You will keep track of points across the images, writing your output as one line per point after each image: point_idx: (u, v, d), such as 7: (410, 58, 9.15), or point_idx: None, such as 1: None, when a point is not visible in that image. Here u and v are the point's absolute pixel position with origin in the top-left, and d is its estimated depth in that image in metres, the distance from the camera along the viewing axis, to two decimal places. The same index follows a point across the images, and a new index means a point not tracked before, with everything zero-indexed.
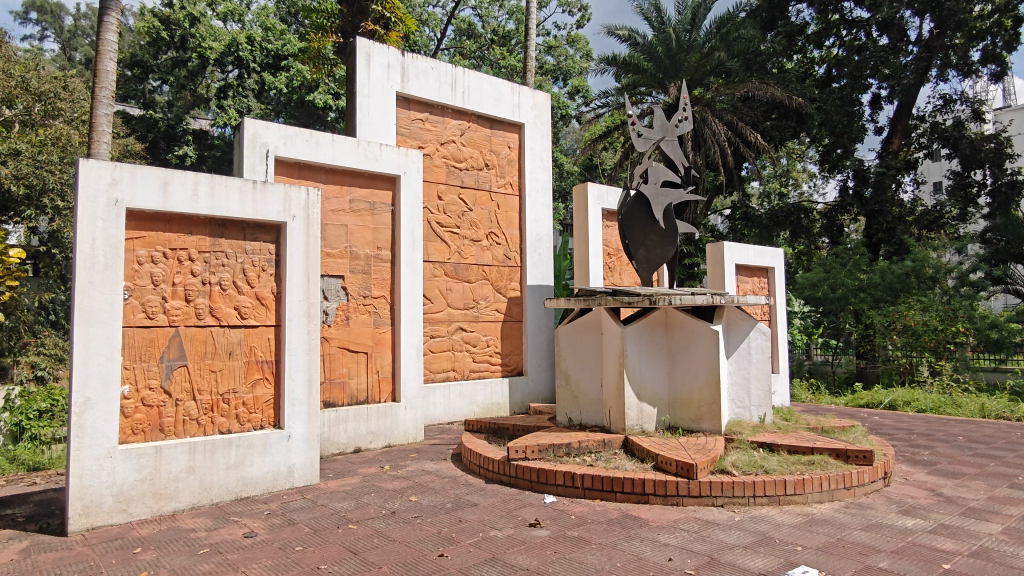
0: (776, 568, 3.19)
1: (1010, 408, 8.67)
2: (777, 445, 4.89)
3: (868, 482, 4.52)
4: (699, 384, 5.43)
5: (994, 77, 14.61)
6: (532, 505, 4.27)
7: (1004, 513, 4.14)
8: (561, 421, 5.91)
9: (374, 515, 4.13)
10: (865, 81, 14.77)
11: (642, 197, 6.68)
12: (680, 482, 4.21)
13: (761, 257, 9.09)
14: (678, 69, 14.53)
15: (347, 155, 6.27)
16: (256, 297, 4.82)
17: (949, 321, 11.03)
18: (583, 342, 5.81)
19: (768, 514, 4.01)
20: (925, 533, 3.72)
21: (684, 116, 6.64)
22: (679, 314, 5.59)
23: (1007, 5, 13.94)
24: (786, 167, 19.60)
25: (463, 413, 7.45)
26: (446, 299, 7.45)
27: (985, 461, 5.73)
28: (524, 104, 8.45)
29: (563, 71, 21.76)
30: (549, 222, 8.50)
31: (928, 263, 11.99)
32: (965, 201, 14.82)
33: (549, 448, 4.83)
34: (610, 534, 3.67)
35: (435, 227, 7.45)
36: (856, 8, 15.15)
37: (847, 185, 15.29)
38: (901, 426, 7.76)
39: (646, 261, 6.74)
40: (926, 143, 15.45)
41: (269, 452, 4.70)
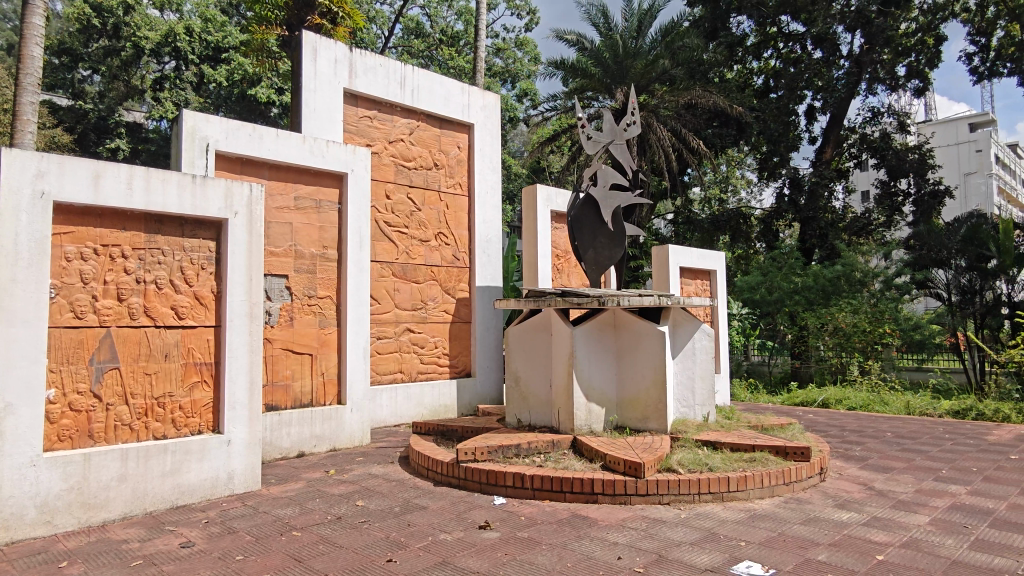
0: (721, 563, 3.26)
1: (933, 405, 9.13)
2: (720, 443, 5.01)
3: (805, 477, 4.68)
4: (646, 384, 5.51)
5: (918, 91, 15.45)
6: (482, 507, 4.24)
7: (930, 504, 4.36)
8: (510, 422, 5.90)
9: (319, 521, 4.02)
10: (800, 92, 15.34)
11: (591, 200, 6.74)
12: (628, 481, 4.25)
13: (703, 259, 9.33)
14: (625, 75, 14.77)
15: (292, 150, 6.10)
16: (194, 296, 4.63)
17: (876, 322, 11.55)
18: (532, 343, 5.80)
19: (713, 511, 4.11)
20: (860, 526, 3.88)
21: (632, 121, 6.73)
22: (626, 315, 5.66)
23: (929, 25, 14.82)
24: (726, 174, 20.22)
25: (410, 414, 7.35)
26: (393, 300, 7.34)
27: (911, 455, 6.03)
28: (474, 104, 8.41)
29: (511, 74, 21.84)
30: (498, 223, 8.47)
31: (857, 267, 12.65)
32: (891, 208, 15.61)
33: (499, 449, 4.81)
34: (560, 535, 3.68)
35: (383, 227, 7.33)
36: (792, 22, 15.72)
37: (783, 192, 15.81)
38: (834, 423, 8.10)
39: (594, 263, 6.80)
40: (856, 153, 16.18)
41: (207, 458, 4.51)
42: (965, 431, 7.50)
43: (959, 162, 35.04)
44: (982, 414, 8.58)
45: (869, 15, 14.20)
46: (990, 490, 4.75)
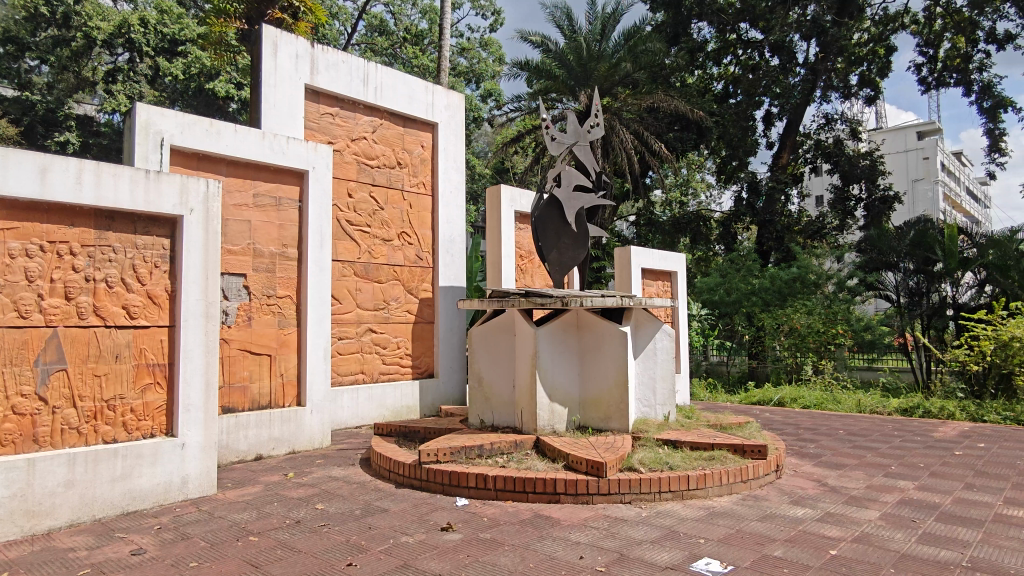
0: (681, 560, 3.30)
1: (882, 403, 9.44)
2: (680, 442, 5.09)
3: (762, 474, 4.79)
4: (608, 384, 5.56)
5: (869, 100, 15.98)
6: (444, 508, 4.21)
7: (880, 500, 4.50)
8: (473, 423, 5.87)
9: (277, 525, 3.93)
10: (758, 98, 15.70)
11: (555, 201, 6.76)
12: (590, 481, 4.28)
13: (664, 261, 9.46)
14: (589, 77, 14.92)
15: (250, 146, 5.95)
16: (147, 295, 4.48)
17: (829, 324, 11.89)
18: (495, 343, 5.79)
19: (673, 509, 4.16)
20: (815, 521, 3.98)
21: (595, 123, 6.78)
22: (589, 316, 5.69)
23: (880, 35, 15.33)
24: (686, 178, 20.58)
25: (371, 416, 7.26)
26: (355, 299, 7.24)
27: (862, 452, 6.21)
28: (438, 103, 8.36)
29: (476, 74, 21.82)
30: (462, 223, 8.43)
31: (811, 270, 12.94)
32: (844, 213, 16.12)
33: (461, 450, 4.79)
34: (522, 535, 3.68)
35: (345, 226, 7.23)
36: (750, 29, 16.07)
37: (742, 196, 16.17)
38: (790, 421, 8.30)
39: (557, 263, 6.83)
40: (811, 158, 16.63)
41: (160, 462, 4.38)
42: (913, 428, 7.78)
43: (908, 168, 36.42)
44: (928, 412, 8.91)
45: (824, 24, 14.49)
46: (937, 485, 4.93)
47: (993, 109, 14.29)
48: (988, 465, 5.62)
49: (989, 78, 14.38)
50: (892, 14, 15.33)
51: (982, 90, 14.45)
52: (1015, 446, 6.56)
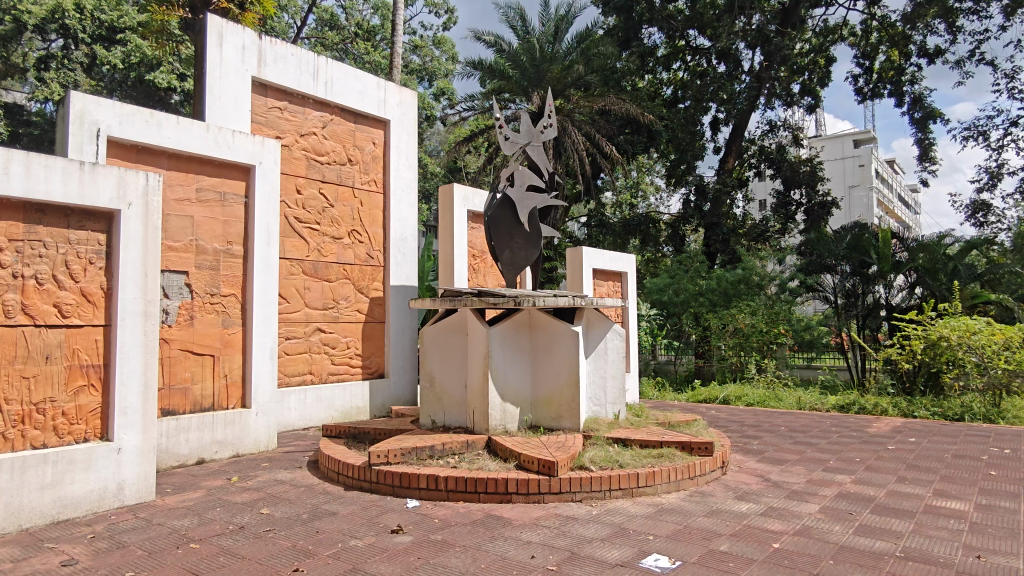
0: (630, 557, 3.34)
1: (820, 400, 9.83)
2: (630, 441, 5.17)
3: (708, 471, 4.89)
4: (560, 384, 5.59)
5: (810, 108, 16.58)
6: (394, 510, 4.15)
7: (819, 493, 4.66)
8: (424, 423, 5.81)
9: (220, 531, 3.80)
10: (706, 104, 16.06)
11: (508, 201, 6.77)
12: (541, 480, 4.29)
13: (615, 262, 9.58)
14: (541, 79, 15.03)
15: (194, 139, 5.73)
16: (80, 293, 4.27)
17: (772, 323, 12.37)
18: (447, 342, 5.74)
19: (622, 507, 4.22)
20: (758, 516, 4.09)
21: (548, 123, 6.81)
22: (542, 315, 5.71)
23: (820, 46, 15.93)
24: (637, 180, 20.93)
25: (320, 417, 7.12)
26: (303, 298, 7.08)
27: (803, 448, 6.44)
28: (390, 99, 8.24)
29: (428, 72, 21.68)
30: (414, 222, 8.34)
31: (755, 271, 13.16)
32: (785, 217, 16.67)
33: (412, 451, 4.74)
34: (473, 536, 3.66)
35: (293, 223, 7.06)
36: (699, 36, 16.43)
37: (690, 199, 16.53)
38: (734, 419, 8.53)
39: (510, 263, 6.84)
40: (755, 164, 17.16)
41: (94, 468, 4.18)
42: (849, 425, 8.09)
43: (844, 175, 38.04)
44: (864, 408, 9.29)
45: (768, 34, 14.89)
46: (872, 479, 5.14)
47: (923, 120, 15.03)
48: (919, 459, 5.90)
49: (920, 90, 15.12)
50: (832, 26, 15.95)
51: (913, 101, 15.17)
52: (942, 440, 6.91)
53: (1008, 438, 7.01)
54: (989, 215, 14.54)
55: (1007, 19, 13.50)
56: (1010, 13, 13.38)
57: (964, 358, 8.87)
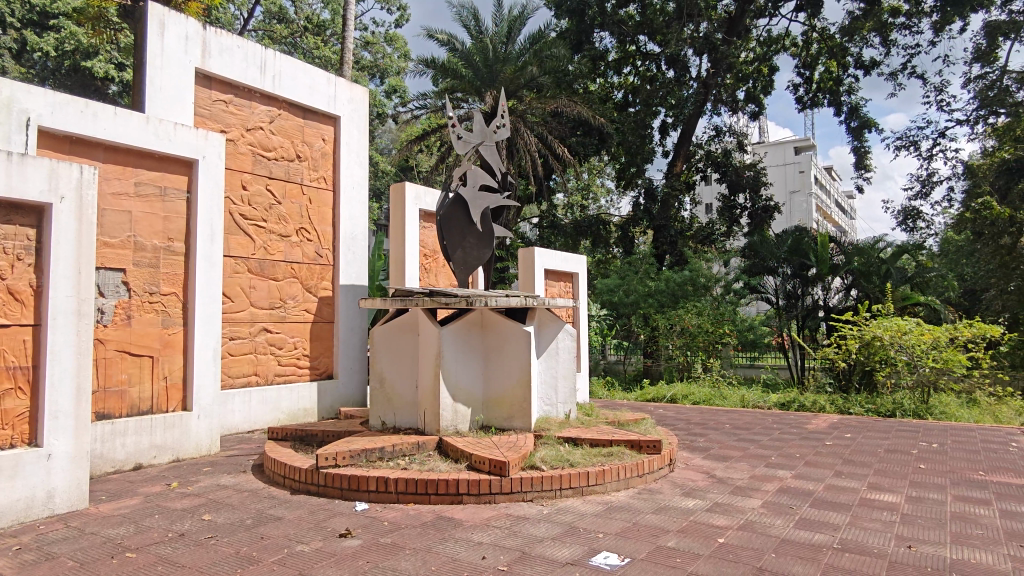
0: (581, 556, 3.37)
1: (763, 398, 10.14)
2: (580, 439, 5.22)
3: (656, 469, 4.98)
4: (511, 384, 5.60)
5: (753, 115, 17.11)
6: (342, 514, 4.07)
7: (762, 488, 4.81)
8: (373, 425, 5.73)
9: (158, 539, 3.66)
10: (655, 109, 16.33)
11: (460, 200, 6.72)
12: (492, 480, 4.28)
13: (566, 263, 9.66)
14: (494, 79, 15.02)
15: (133, 131, 5.50)
16: (7, 292, 4.04)
17: (717, 323, 12.57)
18: (398, 342, 5.66)
19: (573, 505, 4.25)
20: (704, 512, 4.18)
21: (502, 123, 6.80)
22: (494, 315, 5.72)
23: (764, 56, 16.53)
24: (588, 182, 21.22)
25: (265, 420, 6.92)
26: (248, 298, 6.89)
27: (746, 444, 6.63)
28: (341, 96, 8.09)
29: (380, 69, 21.41)
30: (364, 220, 8.20)
31: (702, 274, 13.38)
32: (730, 220, 17.14)
33: (362, 453, 4.66)
34: (423, 538, 3.63)
35: (238, 220, 6.86)
36: (649, 42, 16.72)
37: (639, 201, 16.79)
38: (681, 417, 8.72)
39: (462, 263, 6.82)
40: (702, 168, 17.59)
41: (21, 476, 3.95)
42: (790, 421, 8.38)
43: (786, 181, 39.44)
44: (803, 406, 9.63)
45: (715, 42, 15.24)
46: (811, 473, 5.33)
47: (858, 129, 15.69)
48: (854, 454, 6.15)
49: (856, 101, 15.76)
50: (775, 36, 16.47)
51: (850, 111, 15.80)
52: (875, 435, 7.23)
53: (934, 433, 7.40)
54: (918, 221, 15.29)
55: (936, 35, 14.23)
56: (939, 29, 14.10)
57: (896, 357, 9.35)
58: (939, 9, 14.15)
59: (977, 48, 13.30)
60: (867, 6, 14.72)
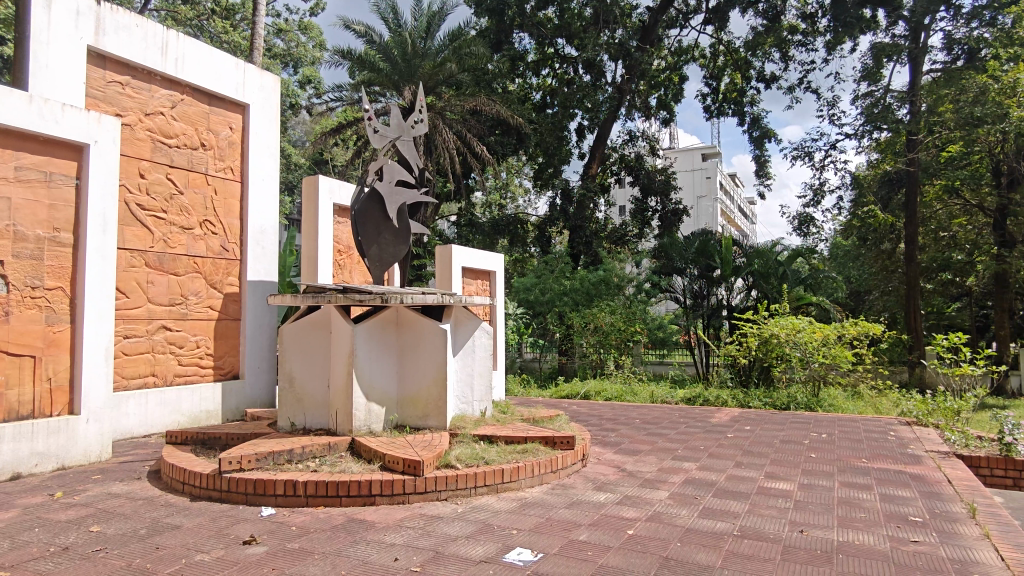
0: (494, 553, 3.37)
1: (670, 394, 10.54)
2: (495, 437, 5.24)
3: (569, 464, 5.08)
4: (426, 382, 5.55)
5: (664, 122, 17.77)
6: (247, 520, 3.89)
7: (669, 480, 5.00)
8: (282, 426, 5.53)
9: (38, 555, 3.36)
10: (572, 111, 16.65)
11: (376, 195, 6.58)
12: (406, 480, 4.22)
13: (484, 261, 9.66)
14: (413, 74, 14.78)
15: (13, 110, 5.02)
16: None
17: (629, 322, 12.93)
18: (308, 342, 5.48)
19: (488, 503, 4.26)
20: (615, 505, 4.30)
21: (420, 118, 6.72)
22: (409, 313, 5.64)
23: (675, 65, 17.25)
24: (505, 182, 21.42)
25: (163, 423, 6.52)
26: (145, 294, 6.48)
27: (654, 438, 6.88)
28: (250, 83, 7.72)
29: (294, 58, 20.71)
30: (274, 214, 7.87)
31: (615, 273, 13.89)
32: (642, 222, 17.71)
33: (269, 456, 4.47)
34: (333, 542, 3.52)
35: (134, 210, 6.44)
36: (566, 46, 17.02)
37: (556, 202, 17.06)
38: (594, 413, 8.94)
39: (378, 259, 6.64)
40: (617, 171, 18.13)
41: None
42: (695, 416, 8.78)
43: (693, 186, 41.28)
44: (707, 400, 10.10)
45: (629, 48, 15.66)
46: (714, 465, 5.60)
47: (760, 138, 16.59)
48: (753, 445, 6.50)
49: (758, 112, 16.69)
50: (685, 46, 17.18)
51: (752, 121, 16.70)
52: (771, 427, 7.69)
53: (823, 423, 7.94)
54: (811, 227, 16.36)
55: (828, 53, 15.28)
56: (832, 47, 15.12)
57: (790, 353, 9.92)
58: (832, 30, 15.20)
59: (865, 67, 14.35)
60: (769, 23, 15.57)
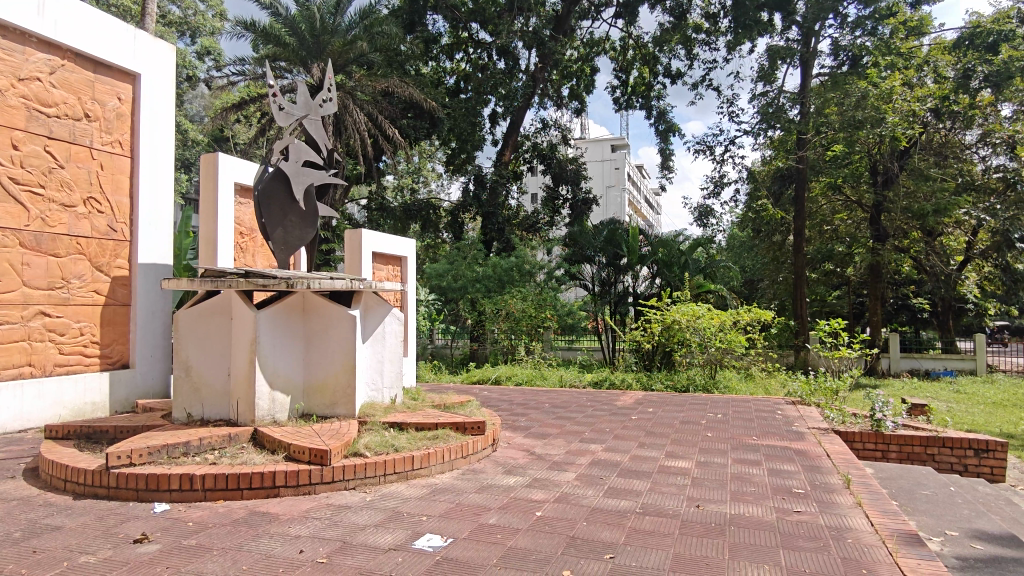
0: (404, 540, 3.36)
1: (578, 378, 10.84)
2: (406, 424, 5.19)
3: (480, 449, 5.12)
4: (334, 369, 5.42)
5: (576, 111, 18.06)
6: (138, 518, 3.67)
7: (576, 462, 5.15)
8: (178, 417, 5.23)
9: None
10: (486, 97, 16.61)
11: (281, 175, 6.29)
12: (313, 470, 4.12)
13: (395, 246, 9.49)
14: (322, 51, 14.18)
15: None
16: None
17: (539, 309, 13.03)
18: (206, 328, 5.21)
19: (397, 490, 4.23)
20: (524, 488, 4.38)
21: (327, 98, 6.54)
22: (316, 299, 5.47)
23: (586, 55, 17.52)
24: (418, 166, 21.15)
25: (42, 417, 6.01)
26: (20, 276, 5.95)
27: (562, 422, 7.05)
28: (141, 50, 7.17)
29: (191, 27, 19.48)
30: (169, 192, 7.39)
31: (526, 260, 14.06)
32: (553, 210, 17.99)
33: (162, 449, 4.22)
34: (234, 537, 3.38)
35: (7, 184, 5.87)
36: (481, 31, 16.90)
37: (469, 188, 16.96)
38: (504, 397, 9.05)
39: (283, 243, 6.37)
40: (529, 159, 18.24)
41: None
42: (602, 399, 9.06)
43: (602, 176, 42.46)
44: (613, 383, 10.48)
45: (543, 38, 15.76)
46: (619, 446, 5.81)
47: (665, 132, 17.21)
48: (655, 426, 6.80)
49: (663, 106, 17.29)
50: (596, 38, 17.47)
51: (659, 115, 17.30)
52: (672, 409, 8.08)
53: (719, 404, 8.43)
54: (710, 218, 17.18)
55: (729, 53, 16.01)
56: (732, 48, 15.87)
57: (690, 338, 10.44)
58: (732, 30, 15.94)
59: (761, 68, 15.17)
60: (675, 20, 16.12)
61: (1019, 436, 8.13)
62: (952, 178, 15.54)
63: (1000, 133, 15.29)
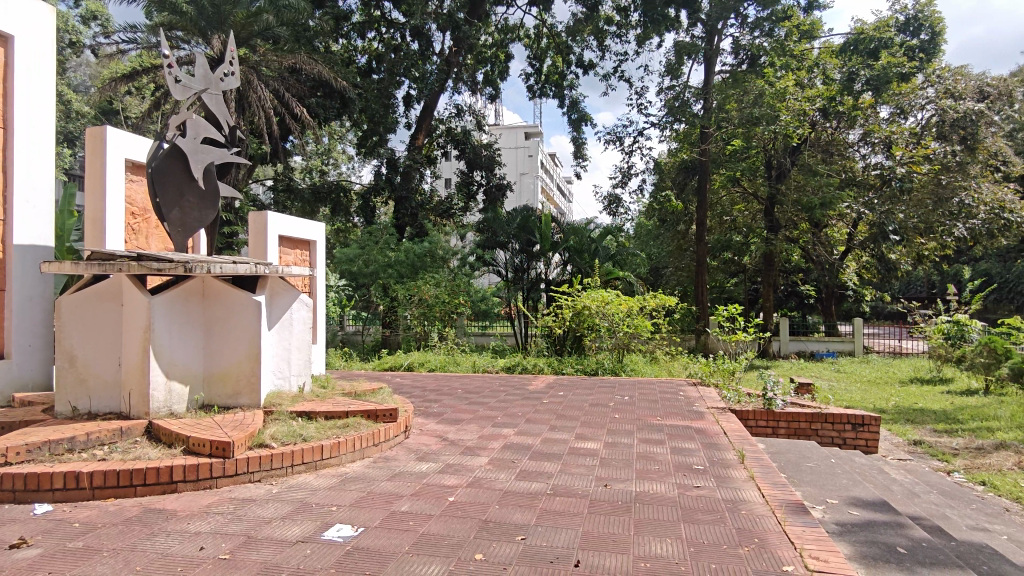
0: (312, 532, 3.27)
1: (491, 363, 10.95)
2: (314, 414, 5.05)
3: (391, 436, 5.06)
4: (237, 358, 5.19)
5: (490, 98, 18.06)
6: (15, 520, 3.38)
7: (489, 446, 5.20)
8: (60, 411, 4.83)
9: None
10: (399, 79, 16.49)
11: (177, 152, 5.92)
12: (214, 463, 3.93)
13: (303, 229, 9.16)
14: (223, 21, 13.30)
15: None
16: None
17: (453, 295, 12.95)
18: (93, 314, 4.81)
19: (305, 481, 4.12)
20: (436, 474, 4.37)
21: (229, 71, 6.20)
22: (218, 284, 5.21)
23: (501, 41, 17.49)
24: (327, 147, 20.53)
25: None
26: None
27: (475, 407, 7.09)
28: (13, 9, 6.48)
29: None
30: (48, 167, 6.78)
31: (440, 246, 14.17)
32: (467, 196, 17.93)
33: (43, 445, 3.90)
34: (126, 536, 3.18)
35: None
36: (394, 10, 16.53)
37: (381, 171, 16.62)
38: (416, 384, 8.98)
39: (179, 224, 6.00)
40: (443, 144, 18.09)
41: None
42: (515, 383, 9.19)
43: (516, 163, 42.78)
44: (525, 368, 10.64)
45: (457, 21, 15.59)
46: (530, 429, 5.91)
47: (578, 121, 17.49)
48: (566, 409, 6.96)
49: (576, 95, 17.58)
50: (511, 25, 17.41)
51: (571, 103, 17.56)
52: (582, 392, 8.31)
53: (626, 387, 8.75)
54: (619, 207, 17.69)
55: (639, 47, 16.47)
56: (641, 41, 16.33)
57: (599, 323, 10.75)
58: (642, 24, 16.41)
59: (668, 62, 15.71)
60: (588, 11, 16.37)
61: (890, 411, 8.93)
62: (837, 173, 16.74)
63: (879, 134, 16.63)
